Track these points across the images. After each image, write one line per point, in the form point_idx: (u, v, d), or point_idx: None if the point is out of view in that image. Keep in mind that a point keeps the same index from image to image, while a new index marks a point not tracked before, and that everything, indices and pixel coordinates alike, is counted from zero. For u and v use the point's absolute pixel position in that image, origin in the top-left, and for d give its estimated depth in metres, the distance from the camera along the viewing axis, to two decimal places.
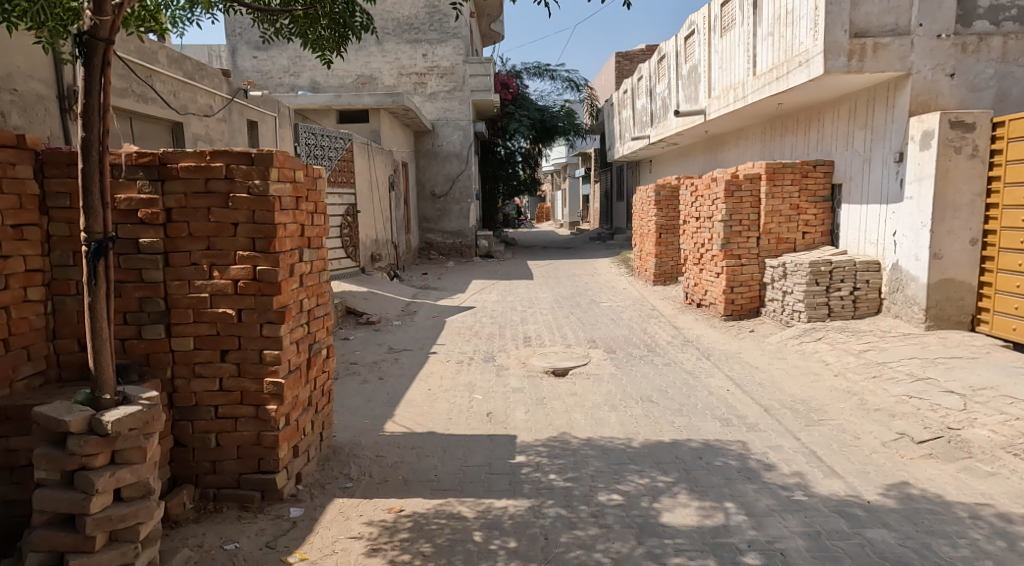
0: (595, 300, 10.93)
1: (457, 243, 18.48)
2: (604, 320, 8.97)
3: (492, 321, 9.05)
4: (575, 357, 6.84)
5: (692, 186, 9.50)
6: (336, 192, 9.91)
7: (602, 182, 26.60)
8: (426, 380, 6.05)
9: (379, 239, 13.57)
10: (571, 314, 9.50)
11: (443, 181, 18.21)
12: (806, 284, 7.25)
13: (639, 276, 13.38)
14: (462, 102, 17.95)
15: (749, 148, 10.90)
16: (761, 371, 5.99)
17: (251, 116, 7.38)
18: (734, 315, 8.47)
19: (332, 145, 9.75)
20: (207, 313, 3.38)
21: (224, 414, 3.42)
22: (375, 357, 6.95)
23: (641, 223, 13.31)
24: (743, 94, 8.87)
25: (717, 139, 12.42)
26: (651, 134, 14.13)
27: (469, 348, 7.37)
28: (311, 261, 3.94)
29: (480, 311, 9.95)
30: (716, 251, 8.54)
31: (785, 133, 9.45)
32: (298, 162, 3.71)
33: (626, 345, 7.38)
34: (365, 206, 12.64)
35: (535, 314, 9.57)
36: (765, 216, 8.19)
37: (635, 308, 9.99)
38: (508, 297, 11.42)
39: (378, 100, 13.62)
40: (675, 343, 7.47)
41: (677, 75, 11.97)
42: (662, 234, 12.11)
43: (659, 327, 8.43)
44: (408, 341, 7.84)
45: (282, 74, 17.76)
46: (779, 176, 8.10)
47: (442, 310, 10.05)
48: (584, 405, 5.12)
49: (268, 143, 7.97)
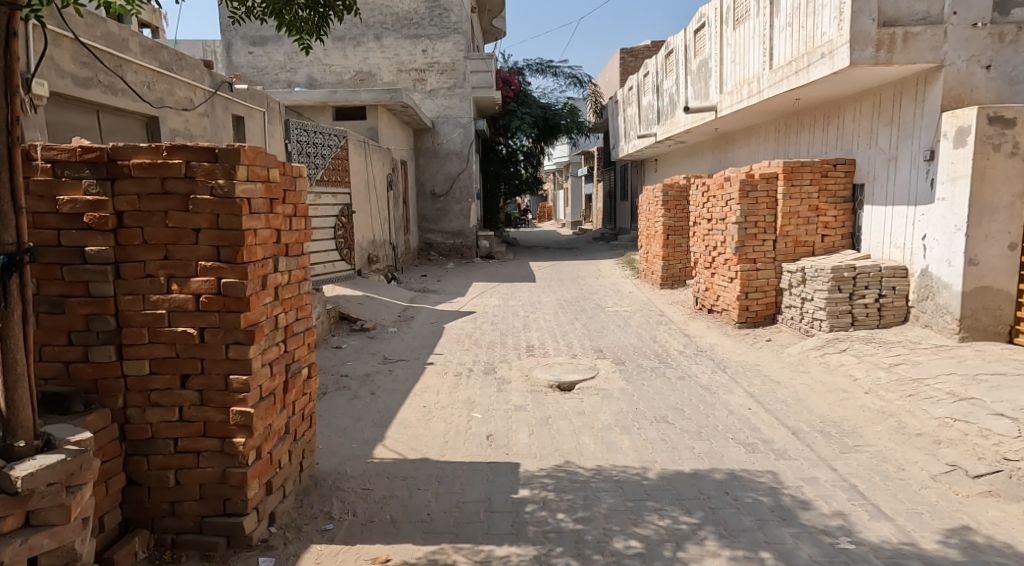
0: (600, 305, 10.48)
1: (458, 244, 18.03)
2: (611, 327, 8.51)
3: (492, 328, 8.60)
4: (582, 370, 6.40)
5: (703, 186, 9.05)
6: (331, 191, 9.46)
7: (606, 181, 26.12)
8: (422, 396, 5.60)
9: (376, 240, 13.13)
10: (576, 320, 9.06)
11: (443, 180, 17.76)
12: (828, 290, 6.80)
13: (645, 279, 12.92)
14: (463, 99, 17.51)
15: (761, 146, 10.45)
16: (783, 387, 5.55)
17: (238, 112, 6.98)
18: (749, 322, 8.01)
19: (325, 142, 9.31)
20: (164, 332, 2.94)
21: (185, 448, 2.98)
22: (368, 369, 6.50)
23: (647, 224, 12.88)
24: (759, 89, 8.40)
25: (728, 136, 11.96)
26: (658, 132, 13.67)
27: (468, 359, 6.93)
28: (288, 271, 3.51)
29: (481, 317, 9.50)
30: (730, 254, 8.10)
31: (801, 130, 8.99)
32: (272, 159, 3.27)
33: (635, 355, 6.93)
34: (361, 206, 12.20)
35: (538, 320, 9.13)
36: (782, 217, 7.75)
37: (643, 314, 9.55)
38: (510, 301, 10.97)
39: (376, 97, 13.18)
40: (688, 353, 7.02)
41: (687, 70, 11.52)
42: (669, 235, 11.68)
43: (669, 335, 7.97)
44: (404, 350, 7.40)
45: (279, 70, 17.37)
46: (798, 175, 7.66)
47: (440, 316, 9.60)
48: (593, 427, 4.67)
49: (258, 141, 7.54)
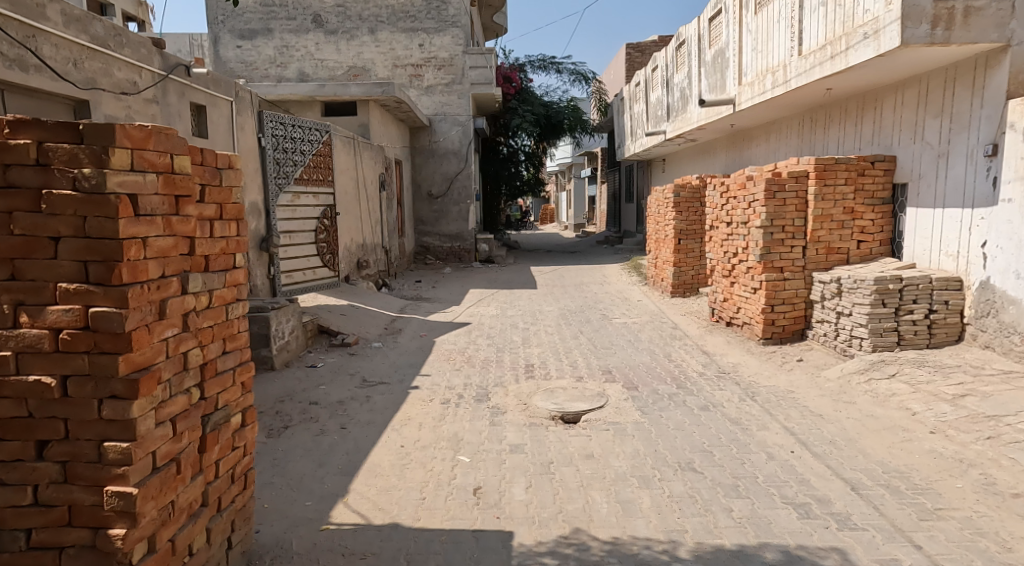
0: (606, 315, 9.63)
1: (456, 247, 17.20)
2: (620, 343, 7.66)
3: (487, 343, 7.77)
4: (589, 397, 5.56)
5: (720, 186, 8.20)
6: (311, 190, 8.62)
7: (610, 182, 25.26)
8: (400, 431, 4.75)
9: (366, 244, 12.31)
10: (581, 334, 8.22)
11: (440, 180, 16.92)
12: (870, 305, 5.96)
13: (654, 286, 12.08)
14: (461, 96, 16.69)
15: (782, 144, 9.62)
16: (827, 422, 4.70)
17: (199, 100, 6.15)
18: (774, 338, 7.17)
19: (305, 137, 8.47)
20: (10, 384, 2.11)
21: (42, 542, 2.16)
22: (343, 394, 5.66)
23: (656, 227, 12.04)
24: (783, 79, 7.55)
25: (743, 133, 11.11)
26: (668, 129, 12.84)
27: (458, 382, 6.08)
28: (206, 291, 2.67)
29: (476, 330, 8.66)
30: (753, 262, 7.26)
31: (829, 124, 8.13)
32: (178, 141, 2.43)
33: (649, 379, 6.07)
34: (349, 207, 11.38)
35: (539, 334, 8.29)
36: (814, 221, 6.90)
37: (654, 326, 8.71)
38: (509, 310, 10.12)
39: (367, 91, 12.34)
40: (708, 377, 6.17)
41: (700, 62, 10.67)
42: (681, 239, 10.85)
43: (685, 353, 7.14)
44: (388, 370, 6.57)
45: (268, 65, 16.56)
46: (831, 173, 6.81)
47: (432, 328, 8.76)
48: (605, 477, 3.83)
49: (224, 134, 6.70)
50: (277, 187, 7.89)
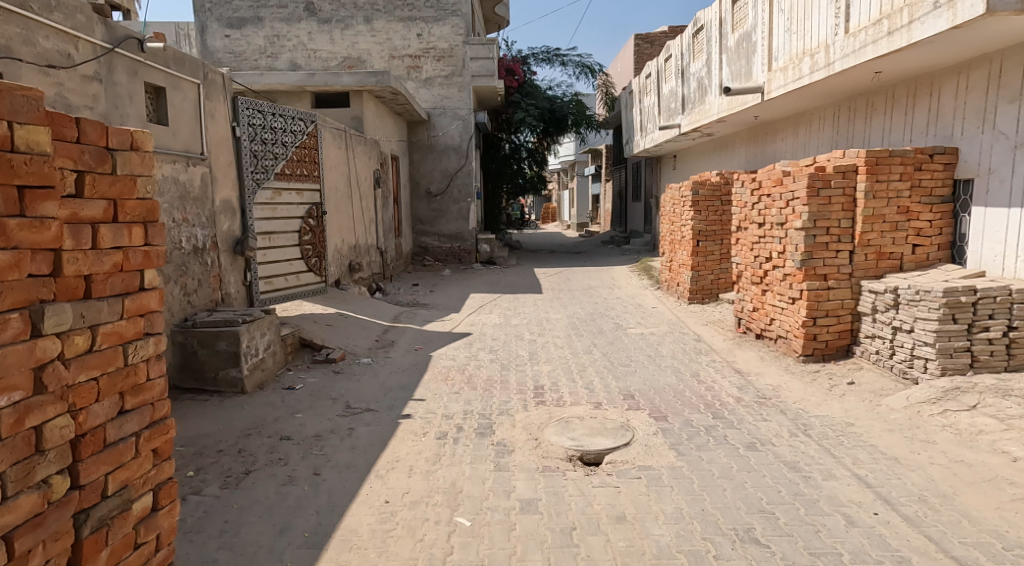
0: (620, 324, 8.77)
1: (455, 248, 16.34)
2: (638, 359, 6.81)
3: (490, 359, 6.93)
4: (611, 431, 4.72)
5: (750, 182, 7.35)
6: (295, 187, 7.75)
7: (615, 180, 24.40)
8: (386, 479, 3.90)
9: (358, 245, 11.46)
10: (594, 347, 7.37)
11: (440, 177, 16.07)
12: (938, 320, 5.11)
13: (668, 291, 11.22)
14: (462, 89, 15.84)
15: (813, 136, 8.79)
16: (905, 468, 3.87)
17: (157, 82, 5.33)
18: (816, 355, 6.31)
19: (288, 128, 7.62)
20: None
21: None
22: (320, 426, 4.82)
23: (671, 227, 11.18)
24: (824, 61, 6.71)
25: (767, 126, 10.26)
26: (682, 122, 12.00)
27: (458, 409, 5.23)
28: (90, 348, 2.28)
29: (478, 342, 7.82)
30: (792, 268, 6.42)
31: (873, 113, 7.28)
32: (30, 102, 2.09)
33: (680, 406, 5.22)
34: (339, 205, 10.53)
35: (547, 347, 7.44)
36: (863, 222, 6.05)
37: (675, 338, 7.86)
38: (513, 319, 9.27)
39: (359, 80, 11.47)
40: (747, 403, 5.32)
41: (721, 48, 9.83)
42: (699, 240, 9.99)
43: (715, 372, 6.29)
44: (377, 394, 5.73)
45: (258, 55, 15.72)
46: (885, 167, 5.96)
47: (428, 340, 7.91)
48: (644, 554, 3.01)
49: (190, 122, 5.88)
50: (254, 182, 7.03)
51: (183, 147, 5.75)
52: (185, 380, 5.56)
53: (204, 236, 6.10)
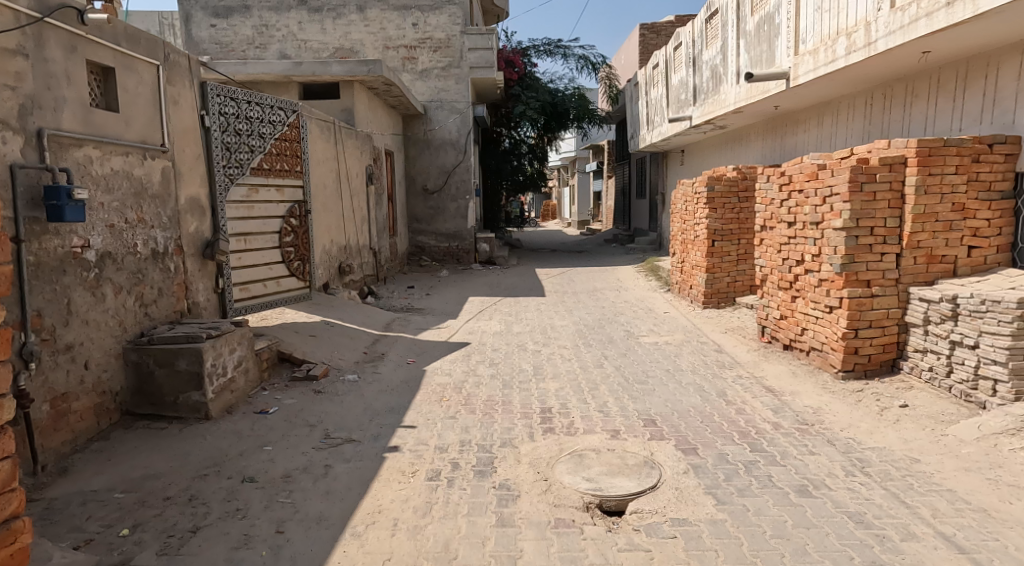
0: (631, 332, 8.06)
1: (453, 247, 15.61)
2: (656, 375, 6.09)
3: (491, 375, 6.22)
4: (631, 467, 4.03)
5: (777, 176, 6.63)
6: (274, 183, 7.01)
7: (618, 176, 23.67)
8: (364, 540, 3.21)
9: (348, 245, 10.74)
10: (605, 360, 6.67)
11: (436, 173, 15.33)
12: (1012, 335, 4.43)
13: (681, 294, 10.51)
14: (460, 81, 15.11)
15: (840, 127, 8.07)
16: (996, 525, 3.18)
17: (104, 61, 4.63)
18: (857, 371, 5.59)
19: (267, 118, 6.89)
20: None
21: None
22: (291, 463, 4.13)
23: (682, 226, 10.45)
24: (864, 41, 6.00)
25: (786, 117, 9.55)
26: (694, 114, 11.28)
27: (453, 440, 4.54)
28: None
29: (477, 354, 7.11)
30: (830, 273, 5.70)
31: (914, 100, 6.58)
32: None
33: (711, 436, 4.51)
34: (327, 203, 9.81)
35: (554, 360, 6.75)
36: (913, 221, 5.33)
37: (693, 349, 7.15)
38: (515, 326, 8.57)
39: (350, 70, 10.73)
40: (787, 431, 4.62)
41: (739, 33, 9.11)
42: (715, 240, 9.29)
43: (744, 391, 5.59)
44: (362, 419, 5.03)
45: (246, 46, 15.00)
46: (939, 159, 5.24)
47: (422, 352, 7.20)
48: None
49: (149, 109, 5.16)
50: (226, 178, 6.31)
51: (139, 138, 5.03)
52: (140, 405, 4.84)
53: (166, 239, 5.38)
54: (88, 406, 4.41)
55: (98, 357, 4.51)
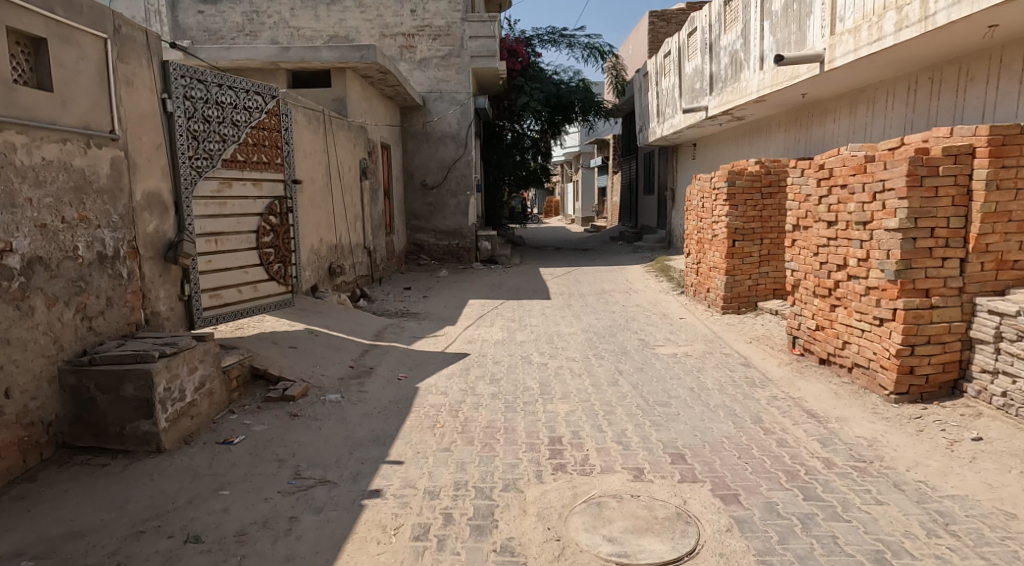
0: (646, 342, 7.35)
1: (453, 245, 14.89)
2: (679, 396, 5.38)
3: (491, 395, 5.53)
4: (661, 521, 3.34)
5: (814, 169, 5.89)
6: (250, 177, 6.27)
7: (624, 171, 22.93)
8: None
9: (340, 244, 10.02)
10: (619, 376, 5.97)
11: (436, 168, 14.60)
12: None
13: (696, 297, 9.78)
14: (460, 71, 14.36)
15: (876, 116, 7.33)
16: None
17: (32, 30, 3.96)
18: (912, 393, 4.85)
19: (244, 104, 6.16)
20: None
21: None
22: (248, 515, 3.44)
23: (699, 224, 9.70)
24: (921, 16, 5.26)
25: (812, 106, 8.82)
26: (710, 104, 10.54)
27: (446, 482, 3.84)
28: None
29: (476, 368, 6.39)
30: (882, 281, 4.95)
31: (972, 83, 5.86)
32: None
33: (753, 478, 3.79)
34: (316, 199, 9.09)
35: (561, 376, 6.05)
36: (982, 220, 4.60)
37: (717, 363, 6.43)
38: (519, 334, 7.88)
39: (341, 56, 9.99)
40: (841, 470, 3.90)
41: (764, 14, 8.36)
42: (735, 240, 8.57)
43: (782, 417, 4.87)
44: (342, 452, 4.32)
45: (235, 33, 14.25)
46: (1013, 149, 4.51)
47: (415, 365, 6.49)
48: None
49: (95, 91, 4.45)
50: (192, 171, 5.59)
51: (82, 122, 4.34)
52: (79, 436, 4.14)
53: (116, 240, 4.66)
54: (10, 441, 3.72)
55: (24, 383, 3.83)
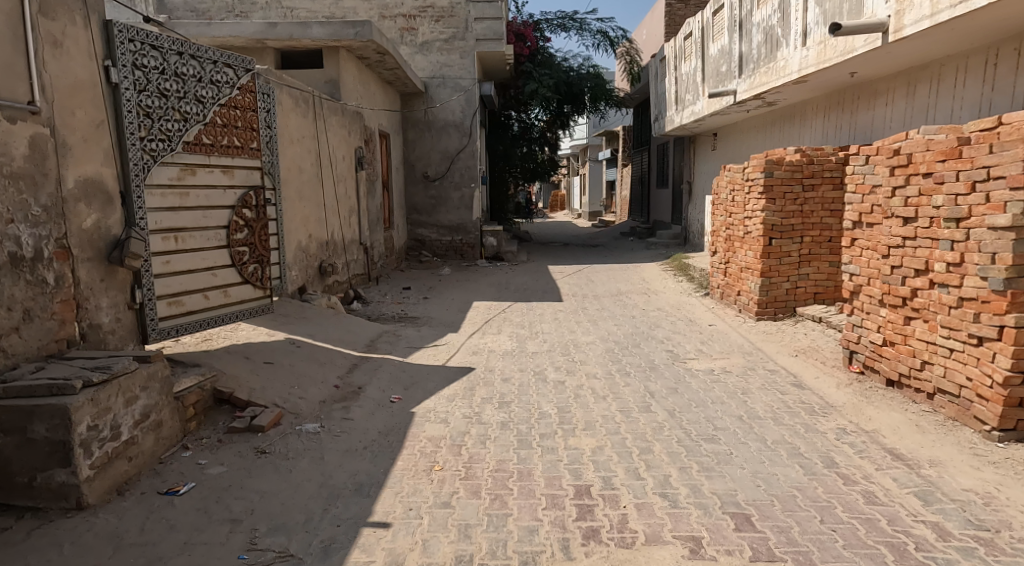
0: (677, 356, 6.43)
1: (457, 241, 13.98)
2: (729, 428, 4.45)
3: (501, 424, 4.64)
4: None
5: (885, 155, 4.95)
6: (219, 164, 5.36)
7: (635, 164, 21.98)
8: None
9: (332, 240, 9.12)
10: (651, 400, 5.07)
11: (439, 158, 13.69)
12: None
13: (726, 301, 8.87)
14: (464, 55, 13.41)
15: (943, 96, 6.41)
16: None
17: None
18: (1020, 430, 3.94)
19: (213, 78, 5.26)
20: None
21: None
22: None
23: (728, 220, 8.78)
24: None
25: (859, 87, 7.89)
26: (739, 87, 9.59)
27: (446, 559, 2.97)
28: None
29: (482, 387, 5.49)
30: (985, 290, 4.04)
31: None
32: None
33: (849, 557, 2.90)
34: (304, 190, 8.19)
35: (583, 399, 5.15)
36: None
37: (765, 383, 5.50)
38: (530, 343, 6.98)
39: (332, 32, 9.05)
40: (961, 544, 3.00)
41: None
42: (772, 238, 7.65)
43: (860, 458, 3.96)
44: (315, 509, 3.44)
45: (224, 14, 13.05)
46: None
47: (412, 382, 5.60)
48: None
49: (6, 52, 3.70)
50: (146, 155, 4.69)
51: None
52: None
53: (37, 238, 3.86)
54: None
55: None
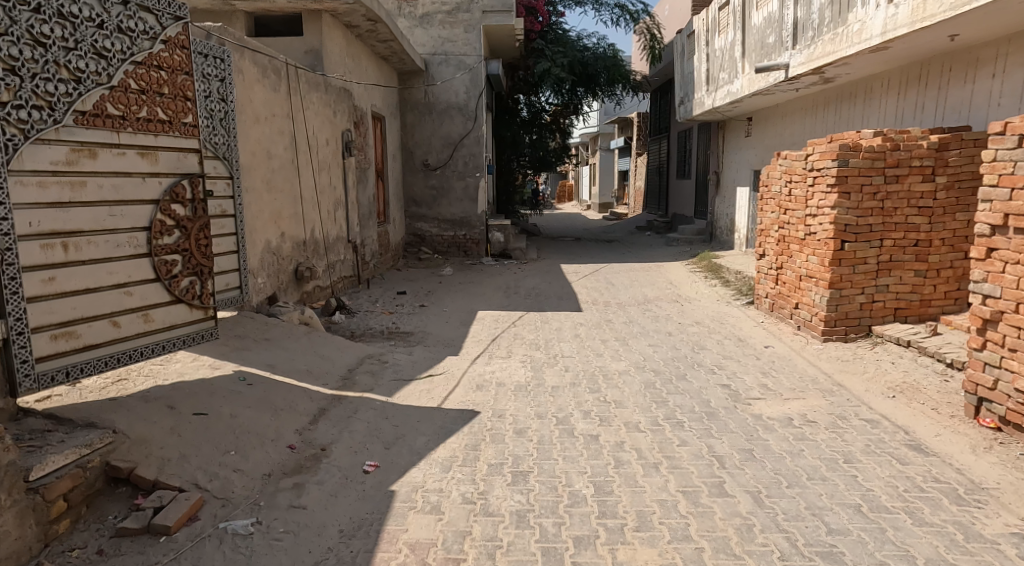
0: (737, 396, 5.01)
1: (460, 236, 12.56)
2: (850, 533, 3.03)
3: (518, 516, 3.24)
4: None
5: None
6: (134, 143, 3.95)
7: (652, 154, 20.45)
8: None
9: (311, 239, 7.70)
10: (723, 474, 3.66)
11: (440, 144, 12.25)
12: None
13: (779, 315, 7.45)
14: (470, 29, 11.91)
15: None
16: None
17: None
18: None
19: (123, 24, 3.84)
20: None
21: None
22: None
23: (782, 217, 7.37)
24: None
25: (951, 55, 6.43)
26: (793, 60, 8.09)
27: None
28: None
29: (490, 446, 4.08)
30: None
31: None
32: None
33: None
34: (274, 179, 6.78)
35: (628, 470, 3.74)
36: None
37: (872, 442, 4.08)
38: (548, 374, 5.56)
39: None
40: None
41: None
42: (844, 241, 6.25)
43: None
44: None
45: None
46: None
47: (396, 437, 4.20)
48: None
49: None
50: (11, 130, 3.29)
51: None
52: None
53: None
54: None
55: None
